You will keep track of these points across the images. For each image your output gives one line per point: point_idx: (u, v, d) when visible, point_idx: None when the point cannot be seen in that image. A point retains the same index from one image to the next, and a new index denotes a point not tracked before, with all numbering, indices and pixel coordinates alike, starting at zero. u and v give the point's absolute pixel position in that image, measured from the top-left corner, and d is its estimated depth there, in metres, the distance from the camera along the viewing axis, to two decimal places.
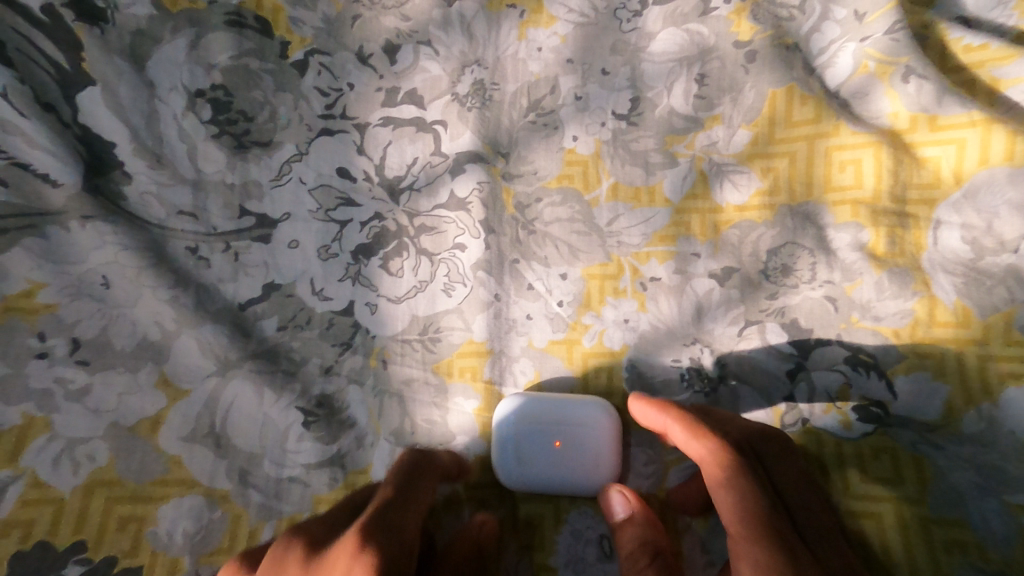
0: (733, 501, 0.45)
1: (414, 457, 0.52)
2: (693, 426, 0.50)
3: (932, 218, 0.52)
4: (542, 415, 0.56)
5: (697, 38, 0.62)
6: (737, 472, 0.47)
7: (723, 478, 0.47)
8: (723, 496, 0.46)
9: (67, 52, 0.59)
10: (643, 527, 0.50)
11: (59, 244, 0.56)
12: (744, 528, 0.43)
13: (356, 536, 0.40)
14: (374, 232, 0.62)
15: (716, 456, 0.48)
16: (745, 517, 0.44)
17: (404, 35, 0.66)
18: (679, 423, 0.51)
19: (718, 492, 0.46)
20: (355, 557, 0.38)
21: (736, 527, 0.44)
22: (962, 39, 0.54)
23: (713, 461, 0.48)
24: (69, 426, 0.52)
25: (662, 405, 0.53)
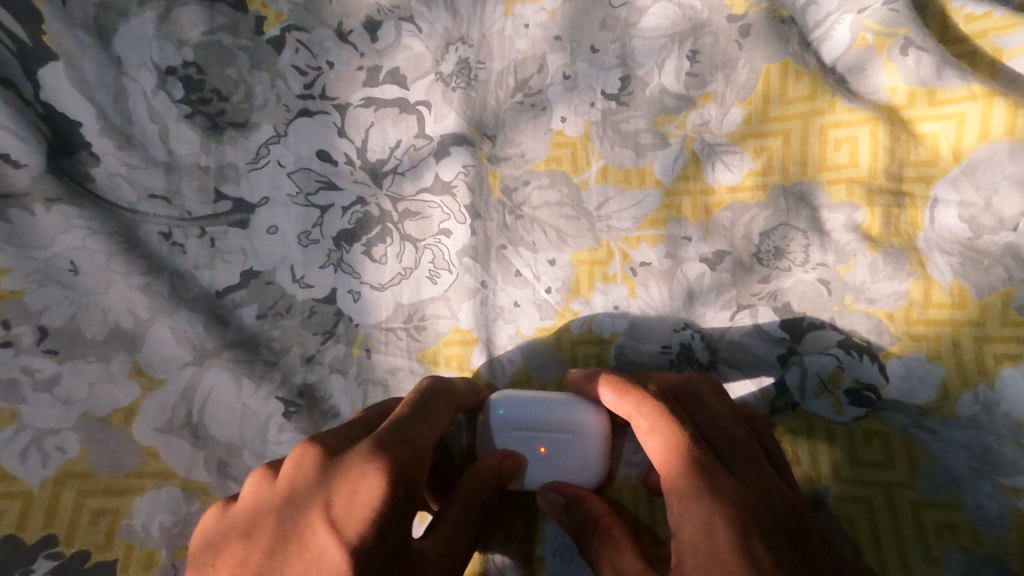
0: (661, 445, 0.46)
1: (437, 381, 0.49)
2: (620, 388, 0.50)
3: (929, 197, 0.50)
4: (527, 420, 0.52)
5: (688, 12, 0.60)
6: (660, 419, 0.47)
7: (648, 425, 0.47)
8: (652, 445, 0.47)
9: (29, 28, 0.56)
10: (580, 507, 0.50)
11: (25, 229, 0.54)
12: (674, 469, 0.44)
13: (368, 448, 0.41)
14: (355, 218, 0.60)
15: (643, 409, 0.48)
16: (671, 457, 0.45)
17: (386, 12, 0.64)
18: (607, 385, 0.51)
19: (646, 440, 0.47)
20: (367, 464, 0.40)
21: (665, 469, 0.45)
22: (964, 8, 0.52)
23: (640, 415, 0.48)
24: (38, 417, 0.51)
25: (594, 374, 0.53)
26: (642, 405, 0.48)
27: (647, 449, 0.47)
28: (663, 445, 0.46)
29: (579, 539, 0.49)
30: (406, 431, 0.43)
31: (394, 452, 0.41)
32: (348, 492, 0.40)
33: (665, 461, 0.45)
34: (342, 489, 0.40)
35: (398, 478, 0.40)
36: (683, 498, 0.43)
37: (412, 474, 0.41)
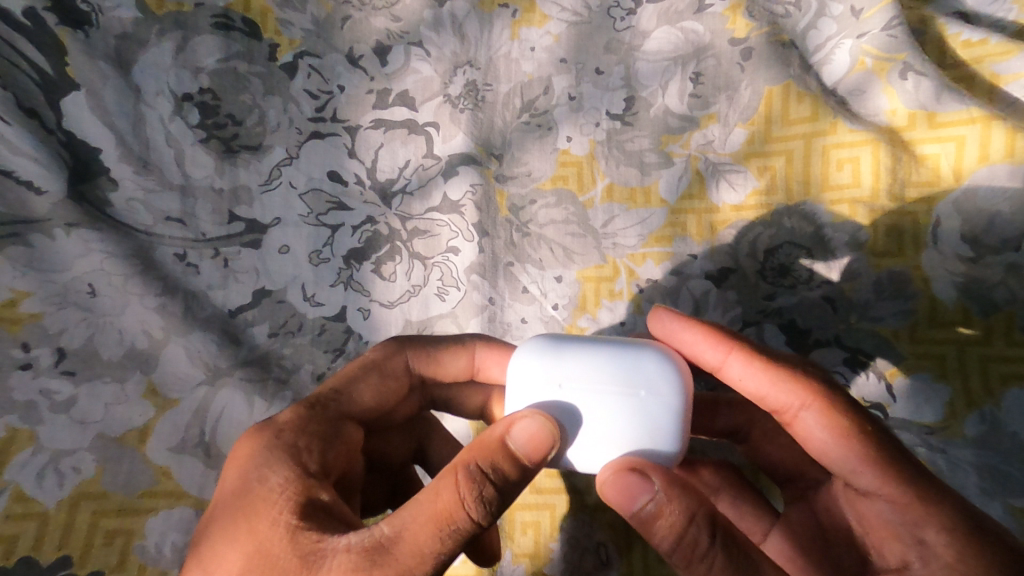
0: (866, 449, 0.40)
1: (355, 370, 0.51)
2: (769, 369, 0.45)
3: (932, 216, 0.51)
4: (582, 373, 0.43)
5: (691, 36, 0.61)
6: (856, 419, 0.41)
7: (829, 421, 0.42)
8: (848, 451, 0.40)
9: (52, 58, 0.58)
10: (680, 502, 0.37)
11: (44, 252, 0.55)
12: (901, 483, 0.39)
13: (255, 447, 0.43)
14: (365, 236, 0.61)
15: (816, 399, 0.42)
16: (868, 457, 0.40)
17: (395, 37, 0.65)
18: (740, 355, 0.46)
19: (835, 444, 0.41)
20: (251, 462, 0.42)
21: (865, 473, 0.40)
22: (961, 34, 0.53)
23: (816, 409, 0.42)
24: (55, 438, 0.51)
25: (723, 338, 0.47)
26: (812, 395, 0.43)
27: (837, 455, 0.41)
28: (846, 441, 0.41)
29: (687, 554, 0.36)
30: (309, 400, 0.47)
31: (288, 422, 0.45)
32: (231, 473, 0.42)
33: (888, 474, 0.39)
34: (232, 495, 0.41)
35: (262, 446, 0.43)
36: (943, 525, 0.37)
37: (284, 440, 0.43)
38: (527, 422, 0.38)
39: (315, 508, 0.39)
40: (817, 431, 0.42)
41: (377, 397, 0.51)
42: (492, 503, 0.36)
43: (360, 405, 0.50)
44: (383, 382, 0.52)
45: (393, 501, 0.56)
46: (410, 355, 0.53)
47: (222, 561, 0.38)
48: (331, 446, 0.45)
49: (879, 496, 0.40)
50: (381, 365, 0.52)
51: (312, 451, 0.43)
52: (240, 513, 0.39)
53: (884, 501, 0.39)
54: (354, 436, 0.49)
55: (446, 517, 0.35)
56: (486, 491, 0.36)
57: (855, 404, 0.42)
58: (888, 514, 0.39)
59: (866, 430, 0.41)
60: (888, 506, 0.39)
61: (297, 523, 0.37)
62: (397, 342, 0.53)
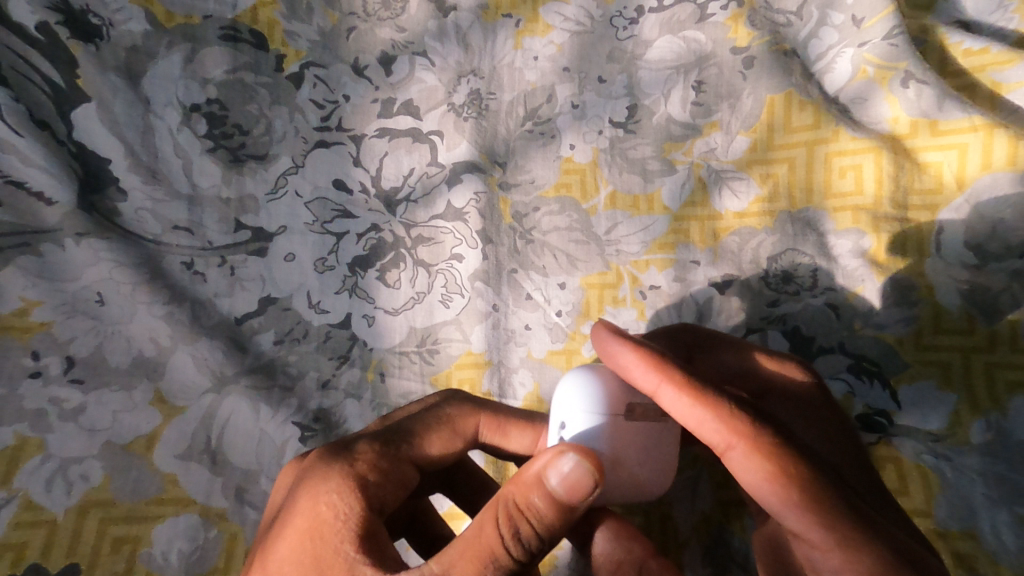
0: (790, 494, 0.36)
1: (432, 415, 0.49)
2: (699, 400, 0.40)
3: (934, 224, 0.51)
4: None
5: (693, 45, 0.62)
6: (786, 459, 0.37)
7: (756, 460, 0.37)
8: (773, 494, 0.37)
9: (63, 71, 0.59)
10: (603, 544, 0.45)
11: (54, 262, 0.56)
12: (826, 530, 0.35)
13: (327, 469, 0.43)
14: (370, 244, 0.62)
15: (743, 437, 0.38)
16: (790, 501, 0.36)
17: (400, 47, 0.66)
18: (672, 384, 0.40)
19: (761, 485, 0.37)
20: (322, 482, 0.42)
21: (787, 517, 0.36)
22: (962, 43, 0.54)
23: (742, 447, 0.38)
24: (63, 446, 0.52)
25: (654, 363, 0.41)
26: (741, 431, 0.38)
27: (762, 497, 0.37)
28: (769, 485, 0.37)
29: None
30: (384, 433, 0.47)
31: (362, 453, 0.45)
32: (297, 480, 0.45)
33: (812, 518, 0.35)
34: (297, 511, 0.42)
35: (338, 469, 0.43)
36: None
37: (358, 470, 0.43)
38: (571, 465, 0.36)
39: (371, 540, 0.40)
40: (742, 472, 0.38)
41: (442, 451, 0.49)
42: (535, 538, 0.37)
43: (424, 456, 0.48)
44: (451, 436, 0.49)
45: (410, 528, 0.53)
46: (484, 418, 0.50)
47: (275, 563, 0.40)
48: (389, 487, 0.44)
49: (805, 541, 0.36)
50: (457, 424, 0.49)
51: (377, 486, 0.43)
52: (303, 531, 0.40)
53: (808, 546, 0.36)
54: (411, 478, 0.46)
55: (490, 555, 0.35)
56: (530, 527, 0.37)
57: (787, 441, 0.38)
58: (815, 559, 0.36)
59: (795, 472, 0.36)
60: (815, 552, 0.36)
61: (354, 555, 0.39)
62: (475, 405, 0.50)
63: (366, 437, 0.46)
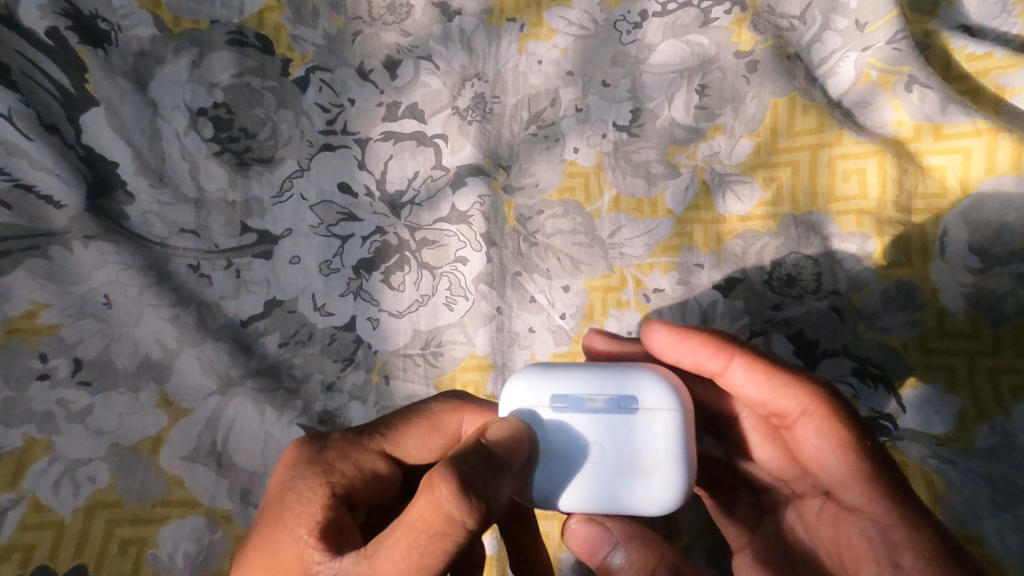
0: (859, 463, 0.41)
1: (411, 411, 0.49)
2: (773, 376, 0.45)
3: (939, 227, 0.51)
4: None
5: (697, 49, 0.62)
6: (855, 430, 0.42)
7: (827, 431, 0.42)
8: (841, 463, 0.42)
9: (72, 75, 0.59)
10: (633, 552, 0.41)
11: (62, 265, 0.56)
12: (888, 503, 0.39)
13: (295, 460, 0.45)
14: (374, 247, 0.62)
15: (820, 408, 0.43)
16: (855, 468, 0.41)
17: (405, 51, 0.66)
18: (742, 363, 0.45)
19: (830, 453, 0.42)
20: (291, 472, 0.44)
21: (855, 486, 0.41)
22: (966, 48, 0.54)
23: (817, 418, 0.43)
24: (71, 448, 0.52)
25: (726, 345, 0.46)
26: (814, 402, 0.43)
27: (830, 466, 0.42)
28: (838, 453, 0.42)
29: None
30: (361, 428, 0.48)
31: (330, 441, 0.46)
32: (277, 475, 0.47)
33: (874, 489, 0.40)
34: (270, 503, 0.43)
35: (307, 459, 0.45)
36: (921, 551, 0.37)
37: (325, 458, 0.44)
38: (502, 422, 0.40)
39: (330, 525, 0.40)
40: (813, 439, 0.43)
41: (423, 448, 0.48)
42: (474, 500, 0.36)
43: (403, 451, 0.47)
44: (432, 434, 0.48)
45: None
46: (468, 416, 0.48)
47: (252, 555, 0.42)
48: (359, 478, 0.44)
49: (862, 513, 0.40)
50: (438, 421, 0.48)
51: (343, 476, 0.44)
52: (270, 519, 0.42)
53: (868, 519, 0.40)
54: (387, 473, 0.46)
55: (427, 527, 0.35)
56: (466, 488, 0.36)
57: (855, 420, 0.43)
58: (872, 533, 0.40)
59: (861, 447, 0.42)
60: (872, 525, 0.40)
61: (307, 539, 0.39)
62: (455, 400, 0.49)
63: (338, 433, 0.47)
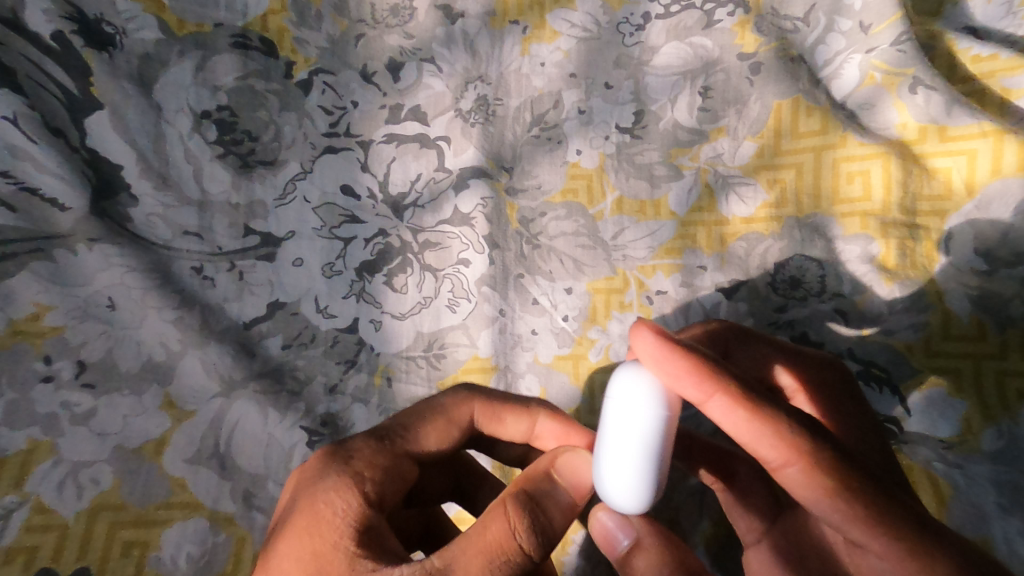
0: (853, 507, 0.34)
1: (425, 404, 0.50)
2: (751, 412, 0.36)
3: (943, 230, 0.51)
4: None
5: (700, 51, 0.62)
6: (835, 467, 0.34)
7: (814, 477, 0.34)
8: (831, 510, 0.34)
9: (77, 78, 0.60)
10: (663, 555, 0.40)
11: (66, 267, 0.56)
12: (890, 540, 0.33)
13: (328, 469, 0.44)
14: (377, 249, 0.62)
15: (801, 452, 0.35)
16: (851, 510, 0.34)
17: (408, 53, 0.67)
18: (722, 395, 0.37)
19: (822, 499, 0.34)
20: (325, 481, 0.43)
21: (853, 530, 0.34)
22: (971, 49, 0.54)
23: (800, 465, 0.35)
24: (75, 450, 0.52)
25: (702, 371, 0.37)
26: (792, 443, 0.35)
27: (822, 512, 0.35)
28: (828, 498, 0.34)
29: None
30: (379, 431, 0.47)
31: (359, 449, 0.45)
32: (297, 482, 0.45)
33: (877, 531, 0.33)
34: (299, 518, 0.42)
35: (335, 467, 0.44)
36: None
37: (354, 467, 0.44)
38: (575, 458, 0.43)
39: (369, 535, 0.40)
40: (796, 486, 0.35)
41: (441, 442, 0.49)
42: (540, 534, 0.38)
43: (422, 447, 0.48)
44: (447, 426, 0.49)
45: (425, 540, 0.54)
46: (478, 405, 0.50)
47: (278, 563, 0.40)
48: (389, 484, 0.44)
49: (865, 549, 0.34)
50: (451, 414, 0.49)
51: (377, 484, 0.43)
52: (302, 531, 0.41)
53: (875, 557, 0.34)
54: (411, 472, 0.47)
55: (498, 548, 0.37)
56: (535, 522, 0.39)
57: (844, 458, 0.35)
58: (885, 568, 0.34)
59: (854, 487, 0.34)
60: (881, 562, 0.34)
61: (355, 552, 0.39)
62: (465, 390, 0.51)
63: (362, 439, 0.46)
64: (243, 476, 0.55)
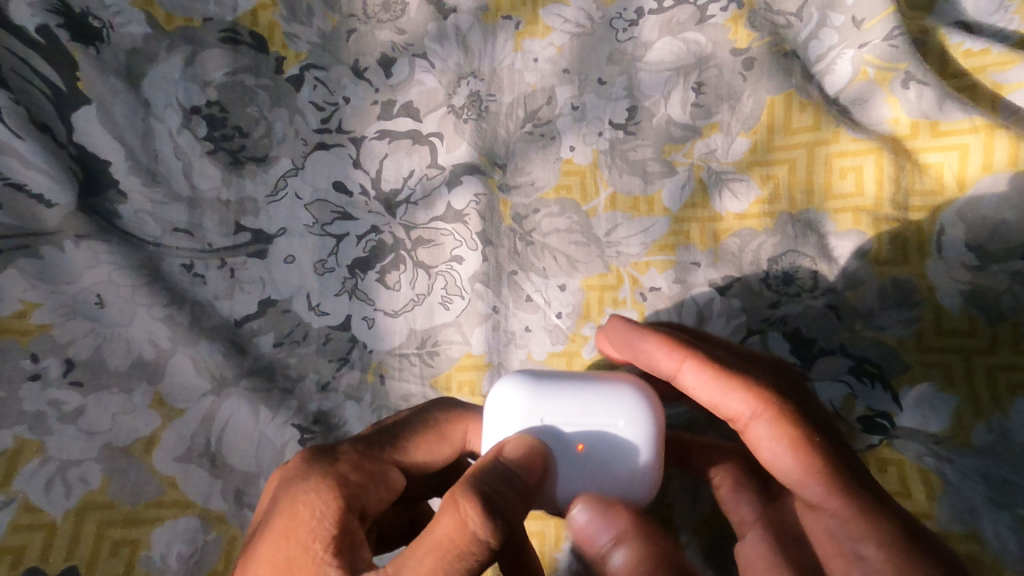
0: (811, 460, 0.41)
1: (416, 416, 0.49)
2: (722, 379, 0.45)
3: (936, 225, 0.51)
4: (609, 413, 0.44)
5: (694, 47, 0.61)
6: (806, 428, 0.42)
7: (777, 432, 0.43)
8: (795, 462, 0.42)
9: (64, 73, 0.59)
10: (644, 545, 0.39)
11: (53, 264, 0.56)
12: (845, 496, 0.40)
13: (308, 470, 0.43)
14: (370, 246, 0.62)
15: (766, 408, 0.43)
16: (803, 461, 0.41)
17: (400, 49, 0.66)
18: (693, 361, 0.45)
19: (782, 452, 0.42)
20: (305, 483, 0.42)
21: (807, 481, 0.41)
22: (963, 44, 0.54)
23: (768, 419, 0.43)
24: (62, 448, 0.52)
25: (673, 346, 0.46)
26: (762, 403, 0.43)
27: (786, 466, 0.42)
28: (786, 451, 0.42)
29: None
30: (369, 437, 0.47)
31: (344, 453, 0.45)
32: (279, 482, 0.45)
33: (831, 487, 0.40)
34: (279, 519, 0.42)
35: (318, 469, 0.43)
36: (882, 541, 0.38)
37: (338, 469, 0.43)
38: (516, 439, 0.41)
39: (344, 538, 0.41)
40: (767, 441, 0.43)
41: (430, 457, 0.48)
42: (499, 520, 0.36)
43: (411, 461, 0.47)
44: (438, 443, 0.48)
45: (409, 537, 0.53)
46: (473, 425, 0.49)
47: (257, 562, 0.41)
48: (371, 490, 0.44)
49: (823, 509, 0.41)
50: (444, 431, 0.49)
51: (359, 492, 0.43)
52: (280, 535, 0.41)
53: (829, 515, 0.40)
54: (398, 483, 0.45)
55: (453, 544, 0.36)
56: (490, 507, 0.36)
57: (806, 417, 0.43)
58: (835, 527, 0.40)
59: (817, 445, 0.42)
60: (833, 520, 0.40)
61: (324, 555, 0.40)
62: (462, 408, 0.50)
63: (350, 444, 0.46)
64: (234, 474, 0.54)
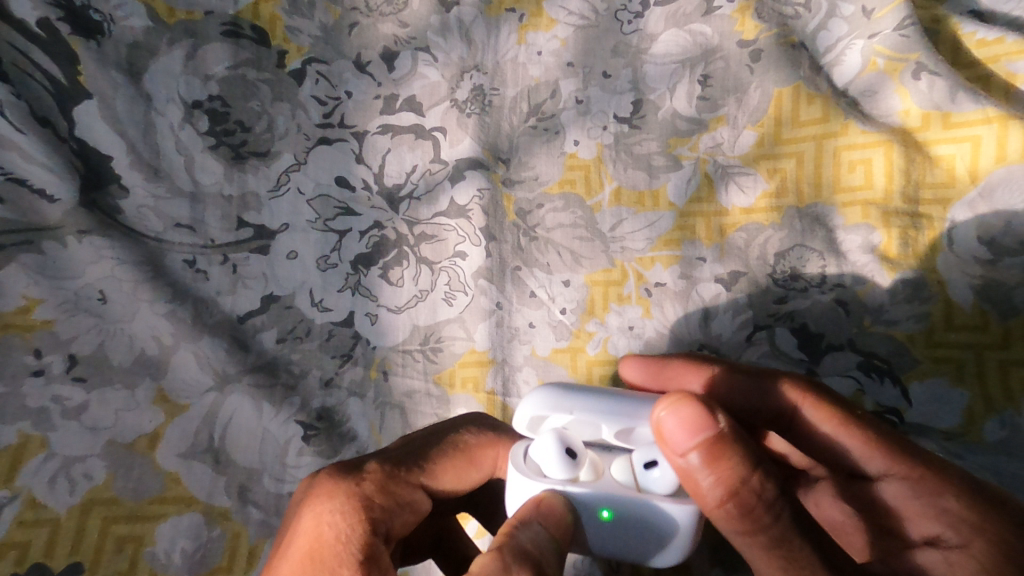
0: (862, 432, 0.44)
1: (446, 438, 0.49)
2: (756, 382, 0.49)
3: (946, 218, 0.50)
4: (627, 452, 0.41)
5: (700, 38, 0.61)
6: (844, 407, 0.46)
7: (824, 417, 0.46)
8: (851, 438, 0.45)
9: (64, 67, 0.59)
10: (738, 447, 0.37)
11: (55, 259, 0.56)
12: (903, 460, 0.43)
13: (334, 494, 0.43)
14: (372, 241, 0.61)
15: (808, 393, 0.47)
16: (857, 434, 0.45)
17: (402, 42, 0.66)
18: (720, 374, 0.50)
19: (839, 435, 0.45)
20: (331, 505, 0.42)
21: (866, 451, 0.44)
22: (976, 33, 0.53)
23: (811, 408, 0.46)
24: (66, 444, 0.51)
25: (698, 365, 0.50)
26: (801, 393, 0.47)
27: (844, 443, 0.45)
28: (840, 429, 0.45)
29: (742, 515, 0.36)
30: (395, 456, 0.46)
31: (371, 477, 0.44)
32: (303, 496, 0.44)
33: (887, 455, 0.43)
34: (304, 539, 0.41)
35: (343, 489, 0.43)
36: (955, 489, 0.41)
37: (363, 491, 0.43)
38: (553, 499, 0.40)
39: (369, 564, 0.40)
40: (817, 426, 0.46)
41: (457, 480, 0.48)
42: None
43: (438, 483, 0.47)
44: (466, 467, 0.49)
45: (436, 547, 0.53)
46: (502, 450, 0.49)
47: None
48: (397, 514, 0.44)
49: (892, 477, 0.43)
50: (473, 454, 0.49)
51: (386, 516, 0.43)
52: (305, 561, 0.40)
53: (899, 481, 0.43)
54: (422, 505, 0.46)
55: None
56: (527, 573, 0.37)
57: (839, 399, 0.47)
58: (904, 492, 0.43)
59: (862, 419, 0.45)
60: (904, 484, 0.43)
61: None
62: (492, 433, 0.50)
63: (376, 469, 0.45)
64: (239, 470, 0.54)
